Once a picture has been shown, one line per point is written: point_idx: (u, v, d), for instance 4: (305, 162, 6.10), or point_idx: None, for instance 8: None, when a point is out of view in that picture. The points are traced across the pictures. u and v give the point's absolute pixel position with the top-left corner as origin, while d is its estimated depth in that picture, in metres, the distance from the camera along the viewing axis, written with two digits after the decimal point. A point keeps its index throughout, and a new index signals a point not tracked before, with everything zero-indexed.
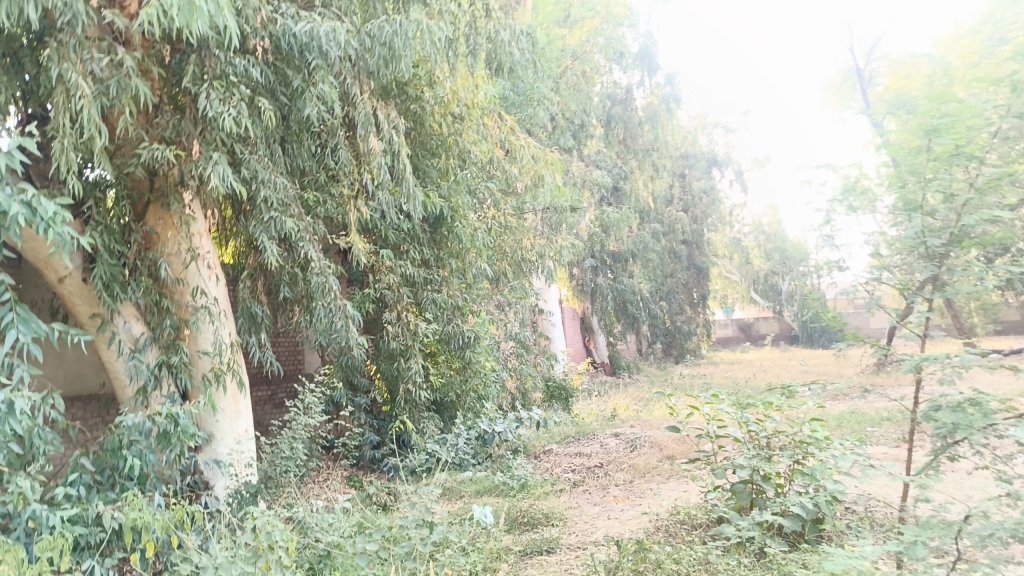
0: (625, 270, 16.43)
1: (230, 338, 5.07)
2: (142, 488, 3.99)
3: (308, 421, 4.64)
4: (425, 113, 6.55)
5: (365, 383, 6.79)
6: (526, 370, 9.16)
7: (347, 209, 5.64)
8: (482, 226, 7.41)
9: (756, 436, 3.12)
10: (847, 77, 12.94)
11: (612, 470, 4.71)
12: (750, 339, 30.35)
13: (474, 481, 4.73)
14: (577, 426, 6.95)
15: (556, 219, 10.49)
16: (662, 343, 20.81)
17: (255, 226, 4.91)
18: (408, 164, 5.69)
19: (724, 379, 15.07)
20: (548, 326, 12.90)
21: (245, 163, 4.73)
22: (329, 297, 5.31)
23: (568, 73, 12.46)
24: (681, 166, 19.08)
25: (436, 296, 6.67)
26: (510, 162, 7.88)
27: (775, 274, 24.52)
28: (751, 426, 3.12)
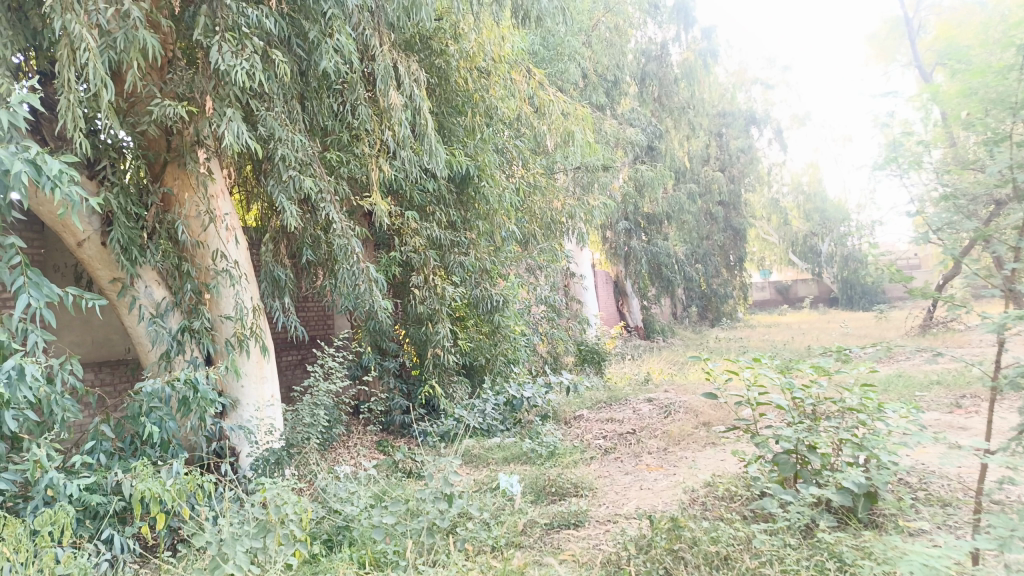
0: (659, 232, 16.03)
1: (252, 302, 4.96)
2: (164, 455, 3.95)
3: (330, 387, 4.53)
4: (450, 69, 6.30)
5: (394, 348, 6.64)
6: (557, 334, 9.00)
7: (369, 168, 5.43)
8: (510, 186, 7.17)
9: (802, 404, 2.87)
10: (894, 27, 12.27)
11: (645, 437, 4.52)
12: (788, 302, 29.72)
13: (501, 448, 4.59)
14: (609, 390, 6.76)
15: (588, 179, 10.17)
16: (697, 306, 20.46)
17: (274, 186, 4.73)
18: (431, 120, 5.46)
19: (761, 343, 14.71)
20: (580, 289, 12.67)
21: (262, 120, 4.57)
22: (352, 259, 5.15)
23: (599, 26, 12.01)
24: (718, 124, 18.47)
25: (463, 259, 6.48)
26: (538, 118, 7.58)
27: (814, 235, 23.97)
28: (796, 392, 2.86)
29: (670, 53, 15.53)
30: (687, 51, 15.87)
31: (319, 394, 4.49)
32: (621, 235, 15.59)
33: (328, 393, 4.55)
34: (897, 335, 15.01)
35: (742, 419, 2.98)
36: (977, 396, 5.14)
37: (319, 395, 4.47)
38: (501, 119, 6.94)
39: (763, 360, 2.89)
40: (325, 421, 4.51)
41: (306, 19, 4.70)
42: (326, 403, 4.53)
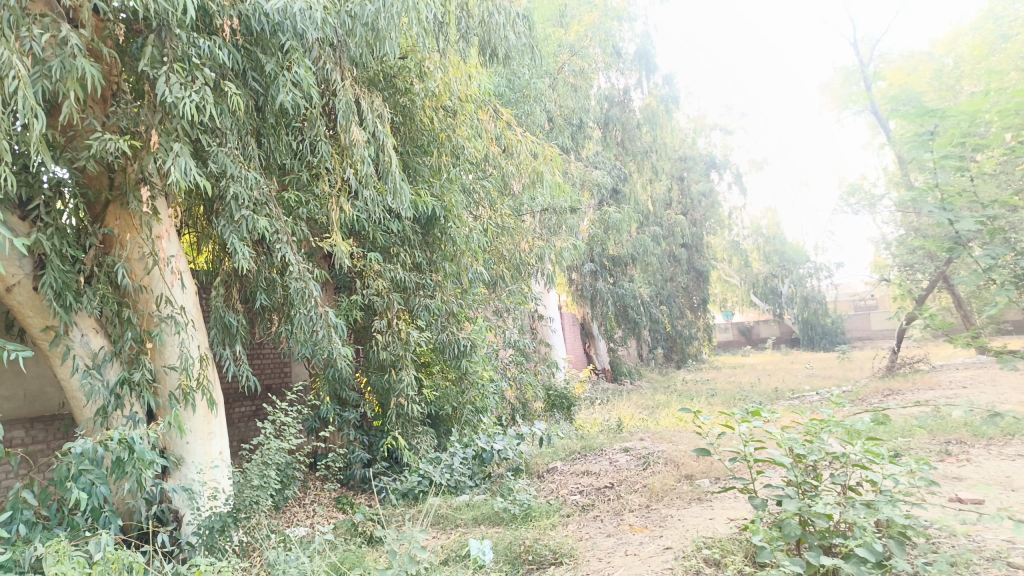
0: (625, 273, 15.94)
1: (200, 351, 4.59)
2: (94, 524, 3.52)
3: (281, 446, 4.15)
4: (415, 107, 6.13)
5: (355, 398, 6.27)
6: (526, 379, 8.74)
7: (329, 207, 5.14)
8: (478, 226, 6.96)
9: (804, 459, 2.60)
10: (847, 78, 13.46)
11: (624, 491, 4.24)
12: (751, 343, 29.94)
13: (470, 507, 4.25)
14: (582, 439, 6.49)
15: (555, 221, 10.01)
16: (663, 348, 20.31)
17: (225, 226, 4.42)
18: (395, 157, 5.22)
19: (728, 384, 14.61)
20: (548, 332, 12.42)
21: (213, 156, 4.29)
22: (310, 303, 4.82)
23: (564, 69, 12.07)
24: (680, 167, 18.69)
25: (428, 302, 6.19)
26: (506, 158, 7.43)
27: (775, 276, 24.36)
28: (798, 447, 2.60)
29: (633, 98, 15.69)
30: (649, 96, 16.09)
31: (271, 451, 4.11)
32: (587, 277, 15.45)
33: (280, 451, 4.17)
34: (861, 376, 15.08)
35: (737, 477, 2.70)
36: (961, 442, 4.99)
37: (270, 453, 4.09)
38: (467, 159, 6.76)
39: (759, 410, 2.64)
40: (276, 480, 4.12)
41: (262, 51, 4.48)
42: (278, 461, 4.15)
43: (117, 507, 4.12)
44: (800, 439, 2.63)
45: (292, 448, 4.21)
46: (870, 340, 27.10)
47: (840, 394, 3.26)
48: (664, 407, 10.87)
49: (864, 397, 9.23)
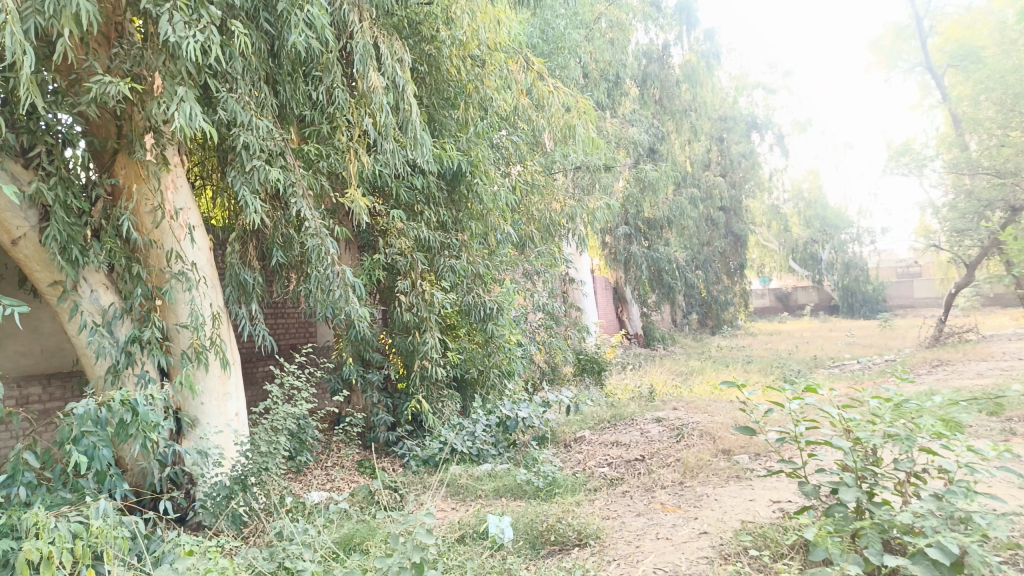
0: (660, 237, 15.45)
1: (213, 309, 4.40)
2: (100, 488, 3.36)
3: (291, 409, 3.98)
4: (442, 56, 5.78)
5: (379, 359, 6.04)
6: (556, 344, 8.51)
7: (348, 159, 4.87)
8: (506, 183, 6.64)
9: (865, 443, 2.27)
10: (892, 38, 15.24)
11: (656, 466, 3.97)
12: (788, 309, 29.25)
13: (492, 478, 4.04)
14: (613, 406, 6.23)
15: (589, 180, 9.61)
16: (697, 313, 19.76)
17: (235, 177, 4.17)
18: (415, 106, 4.90)
19: (765, 351, 14.20)
20: (580, 296, 12.12)
21: (222, 102, 4.03)
22: (327, 261, 4.58)
23: (600, 21, 11.46)
24: (719, 128, 17.95)
25: (454, 262, 5.91)
26: (537, 112, 7.02)
27: (815, 242, 23.63)
28: (859, 429, 2.27)
29: (672, 55, 15.04)
30: (689, 52, 15.39)
31: (282, 414, 3.93)
32: (621, 240, 15.02)
33: (292, 415, 4.00)
34: (904, 344, 14.59)
35: (784, 460, 2.39)
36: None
37: (279, 418, 3.92)
38: (496, 112, 6.39)
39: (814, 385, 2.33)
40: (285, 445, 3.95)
41: None
42: (289, 426, 3.98)
43: (129, 469, 4.00)
44: (860, 419, 2.32)
45: (304, 413, 4.03)
46: (912, 308, 26.31)
47: (905, 372, 2.94)
48: (698, 374, 10.55)
49: (910, 367, 8.83)
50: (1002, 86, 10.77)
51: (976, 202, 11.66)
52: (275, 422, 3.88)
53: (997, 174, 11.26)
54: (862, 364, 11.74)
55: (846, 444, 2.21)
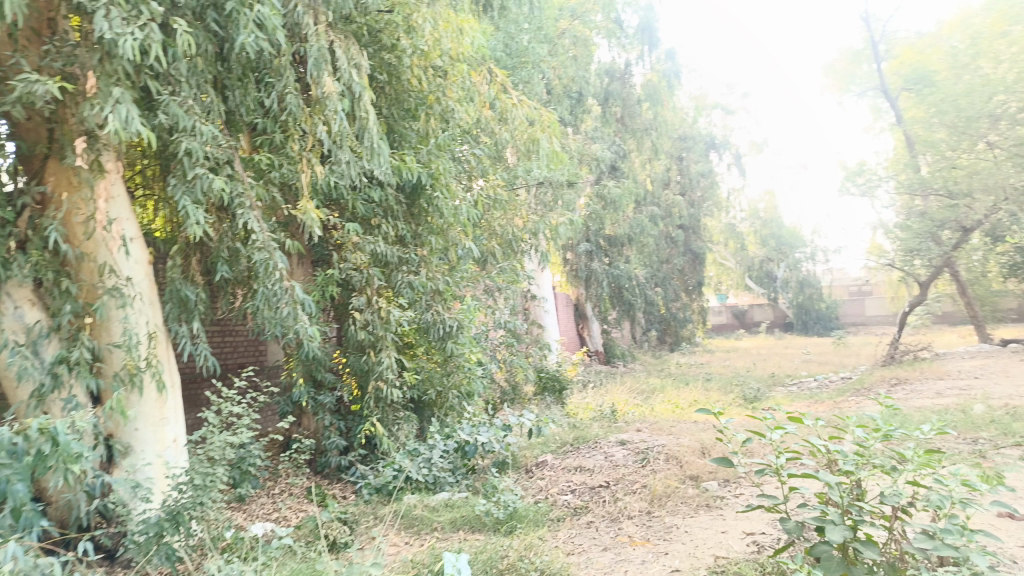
0: (621, 254, 15.41)
1: (151, 328, 4.10)
2: (13, 527, 3.03)
3: (228, 439, 3.66)
4: (402, 65, 5.59)
5: (331, 381, 5.79)
6: (517, 362, 8.35)
7: (299, 169, 4.63)
8: (468, 198, 6.44)
9: (854, 476, 2.11)
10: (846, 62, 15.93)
11: (621, 493, 3.79)
12: (744, 327, 29.60)
13: (450, 508, 3.81)
14: (576, 428, 6.05)
15: (551, 195, 9.46)
16: (656, 330, 19.72)
17: (176, 186, 3.89)
18: (372, 113, 4.69)
19: (724, 369, 14.23)
20: (541, 313, 11.97)
21: (163, 106, 3.76)
22: (275, 277, 4.31)
23: (564, 36, 11.37)
24: (678, 147, 18.11)
25: (412, 279, 5.67)
26: (500, 124, 6.83)
27: (771, 260, 23.97)
28: (846, 462, 2.11)
29: (634, 74, 15.11)
30: (650, 71, 15.50)
31: (220, 443, 3.64)
32: (582, 257, 14.93)
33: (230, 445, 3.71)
34: (859, 363, 14.78)
35: (763, 494, 2.23)
36: (993, 441, 4.53)
37: (216, 448, 3.62)
38: (457, 124, 6.20)
39: (797, 414, 2.17)
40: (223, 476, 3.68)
41: None
42: (227, 455, 3.70)
43: (52, 501, 3.67)
44: (845, 451, 2.16)
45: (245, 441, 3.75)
46: (864, 326, 26.89)
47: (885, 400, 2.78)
48: (659, 392, 10.45)
49: (870, 387, 8.87)
50: (954, 109, 11.32)
51: (929, 223, 11.90)
52: (212, 452, 3.59)
53: (948, 196, 11.54)
54: (819, 383, 11.82)
55: (834, 481, 2.04)
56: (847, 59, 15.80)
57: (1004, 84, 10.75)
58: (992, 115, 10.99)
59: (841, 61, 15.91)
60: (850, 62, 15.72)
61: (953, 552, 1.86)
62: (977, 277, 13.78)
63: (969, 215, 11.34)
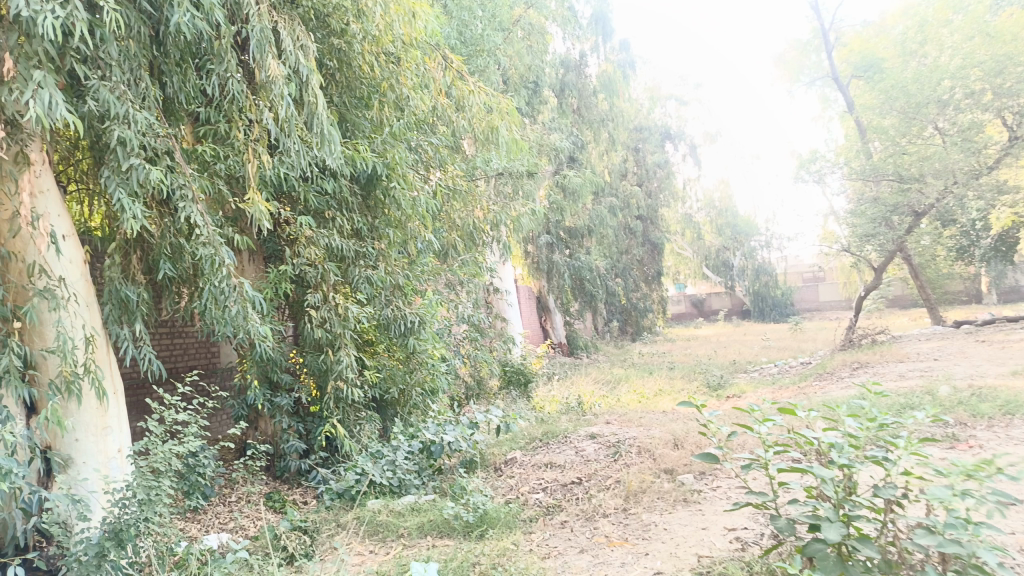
0: (581, 245, 15.34)
1: (89, 332, 3.81)
2: None
3: (175, 448, 3.37)
4: (353, 52, 5.35)
5: (288, 381, 5.52)
6: (480, 356, 8.19)
7: (246, 159, 4.37)
8: (426, 189, 6.21)
9: (847, 471, 2.02)
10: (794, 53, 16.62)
11: (595, 489, 3.65)
12: (703, 315, 29.94)
13: (416, 512, 3.63)
14: (544, 422, 5.91)
15: (511, 185, 9.25)
16: (618, 321, 19.70)
17: (109, 178, 3.61)
18: (321, 98, 4.44)
19: (686, 357, 14.29)
20: (504, 306, 11.83)
21: (92, 91, 3.47)
22: (222, 273, 4.05)
23: (519, 24, 11.14)
24: (635, 138, 18.13)
25: (370, 274, 5.44)
26: (457, 113, 6.63)
27: (727, 249, 24.26)
28: (838, 455, 2.02)
29: (589, 65, 15.01)
30: (605, 62, 15.42)
31: (166, 454, 3.34)
32: (543, 249, 14.75)
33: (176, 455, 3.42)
34: (817, 347, 15.00)
35: (752, 492, 2.11)
36: (962, 423, 4.54)
37: (161, 459, 3.31)
38: (413, 112, 5.98)
39: (788, 406, 2.06)
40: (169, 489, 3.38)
41: None
42: (173, 466, 3.41)
43: None
44: (838, 443, 2.07)
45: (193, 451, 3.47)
46: (818, 311, 27.44)
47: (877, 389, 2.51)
48: (624, 382, 10.40)
49: (832, 371, 8.96)
50: (904, 95, 11.48)
51: (883, 209, 11.91)
52: (157, 464, 3.28)
53: (899, 181, 11.73)
54: (780, 368, 11.93)
55: (831, 476, 1.95)
56: (796, 50, 16.48)
57: (949, 71, 11.05)
58: (940, 101, 11.18)
59: (791, 53, 16.61)
60: (798, 54, 16.49)
61: (958, 549, 1.78)
62: (928, 260, 14.09)
63: (921, 199, 11.55)
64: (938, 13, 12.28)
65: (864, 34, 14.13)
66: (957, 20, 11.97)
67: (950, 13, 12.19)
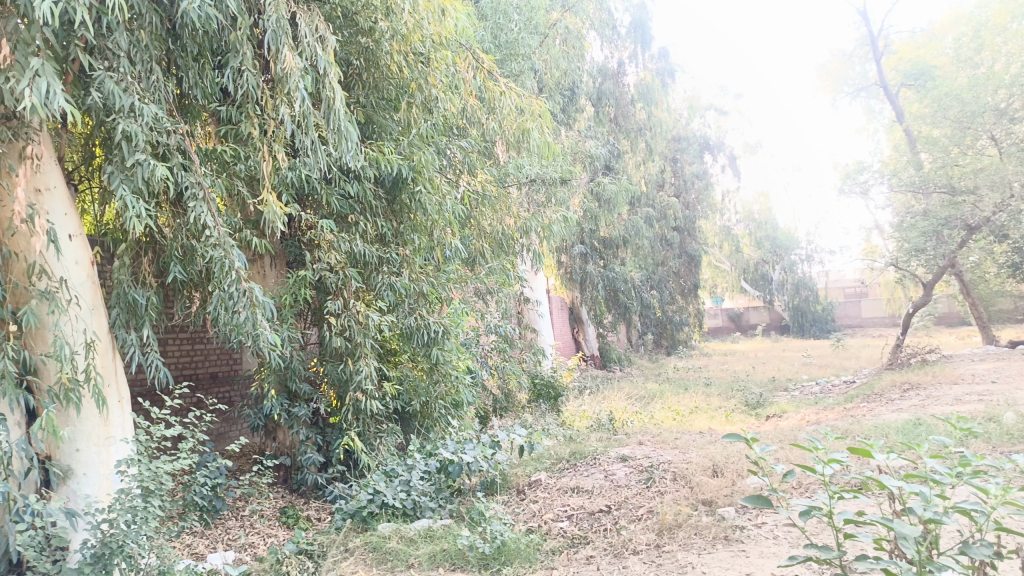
0: (616, 256, 14.97)
1: (92, 336, 3.63)
2: None
3: (167, 467, 3.17)
4: (381, 51, 5.13)
5: (308, 391, 5.23)
6: (509, 368, 7.89)
7: (262, 158, 4.17)
8: (454, 194, 5.93)
9: (929, 527, 1.66)
10: (836, 64, 16.23)
11: (625, 520, 3.34)
12: (740, 329, 29.22)
13: (428, 540, 3.35)
14: (574, 441, 5.58)
15: (545, 192, 8.90)
16: (652, 334, 19.30)
17: (114, 174, 3.45)
18: (340, 92, 4.23)
19: (722, 372, 13.80)
20: (535, 317, 11.53)
21: (98, 83, 3.32)
22: (232, 278, 3.86)
23: (557, 28, 10.85)
24: (673, 149, 17.74)
25: (394, 281, 5.19)
26: (487, 114, 6.39)
27: (766, 262, 23.64)
28: (919, 506, 1.66)
29: (627, 73, 14.70)
30: (644, 70, 15.09)
31: (155, 471, 3.17)
32: (577, 259, 14.38)
33: (167, 472, 3.24)
34: (861, 366, 14.38)
35: (815, 548, 1.77)
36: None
37: (150, 476, 3.13)
38: (442, 115, 5.76)
39: (862, 446, 1.70)
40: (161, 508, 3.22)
41: None
42: (164, 483, 3.23)
43: None
44: (920, 491, 1.71)
45: (186, 468, 3.31)
46: (860, 327, 26.56)
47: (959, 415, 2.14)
48: (658, 398, 9.99)
49: (880, 393, 8.44)
50: (959, 103, 10.91)
51: (934, 221, 11.19)
52: (146, 483, 3.10)
53: (950, 194, 11.13)
54: (822, 388, 11.40)
55: (913, 531, 1.61)
56: (838, 62, 16.09)
57: (1005, 79, 10.59)
58: (998, 109, 10.72)
59: (833, 63, 16.22)
60: (841, 64, 16.06)
61: None
62: (980, 276, 13.39)
63: (975, 212, 10.85)
64: (996, 17, 11.74)
65: (914, 41, 13.65)
66: (1017, 24, 11.42)
67: (1009, 17, 11.61)
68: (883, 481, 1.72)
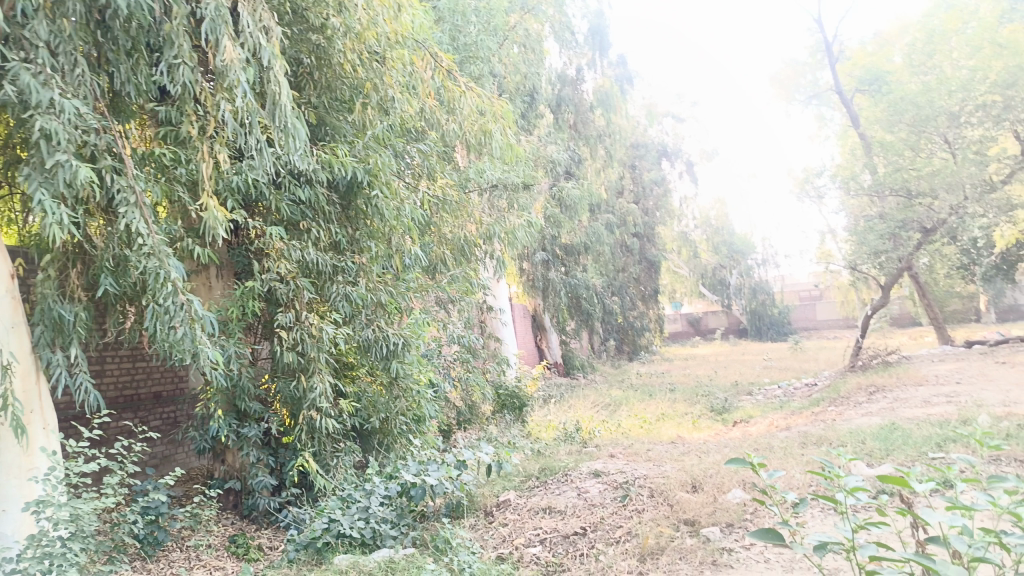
0: (578, 263, 14.83)
1: (11, 356, 3.27)
2: None
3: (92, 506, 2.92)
4: (333, 49, 4.84)
5: (258, 410, 4.87)
6: (472, 379, 7.61)
7: (203, 160, 3.85)
8: (413, 199, 5.64)
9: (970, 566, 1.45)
10: (789, 72, 16.51)
11: (602, 544, 3.11)
12: (700, 334, 29.42)
13: (389, 572, 3.07)
14: (542, 455, 5.35)
15: (506, 198, 8.64)
16: (614, 340, 19.20)
17: (31, 176, 3.10)
18: (286, 88, 3.93)
19: (685, 378, 13.74)
20: (498, 326, 11.34)
21: (11, 74, 2.97)
22: (169, 291, 3.55)
23: (516, 31, 10.65)
24: (632, 155, 17.73)
25: (350, 291, 4.88)
26: (446, 115, 6.14)
27: (724, 267, 23.85)
28: (962, 542, 1.44)
29: (585, 79, 14.58)
30: (602, 76, 14.98)
31: (76, 512, 2.90)
32: (539, 266, 14.19)
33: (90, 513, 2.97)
34: (821, 368, 14.47)
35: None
36: (1014, 459, 3.98)
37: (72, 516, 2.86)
38: (399, 116, 5.48)
39: (895, 474, 1.49)
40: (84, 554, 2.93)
41: None
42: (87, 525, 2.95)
43: None
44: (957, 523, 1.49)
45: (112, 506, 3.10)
46: (817, 330, 26.97)
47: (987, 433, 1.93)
48: (623, 405, 9.82)
49: (846, 396, 8.41)
50: (913, 107, 10.95)
51: (891, 224, 11.29)
52: (67, 525, 2.83)
53: (906, 197, 11.25)
54: (785, 391, 11.40)
55: (959, 574, 1.36)
56: (791, 69, 16.38)
57: (958, 83, 10.61)
58: (950, 113, 10.74)
59: (786, 71, 16.50)
60: (794, 72, 16.23)
61: None
62: (932, 278, 13.60)
63: (930, 214, 10.97)
64: (948, 23, 11.77)
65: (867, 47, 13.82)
66: (967, 30, 11.46)
67: (959, 23, 11.65)
68: (924, 517, 1.47)
